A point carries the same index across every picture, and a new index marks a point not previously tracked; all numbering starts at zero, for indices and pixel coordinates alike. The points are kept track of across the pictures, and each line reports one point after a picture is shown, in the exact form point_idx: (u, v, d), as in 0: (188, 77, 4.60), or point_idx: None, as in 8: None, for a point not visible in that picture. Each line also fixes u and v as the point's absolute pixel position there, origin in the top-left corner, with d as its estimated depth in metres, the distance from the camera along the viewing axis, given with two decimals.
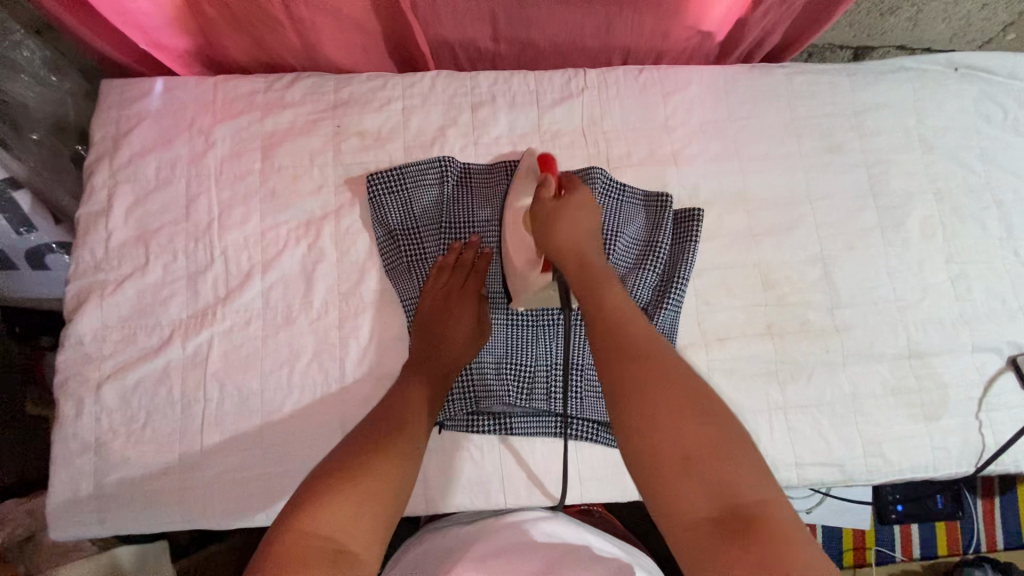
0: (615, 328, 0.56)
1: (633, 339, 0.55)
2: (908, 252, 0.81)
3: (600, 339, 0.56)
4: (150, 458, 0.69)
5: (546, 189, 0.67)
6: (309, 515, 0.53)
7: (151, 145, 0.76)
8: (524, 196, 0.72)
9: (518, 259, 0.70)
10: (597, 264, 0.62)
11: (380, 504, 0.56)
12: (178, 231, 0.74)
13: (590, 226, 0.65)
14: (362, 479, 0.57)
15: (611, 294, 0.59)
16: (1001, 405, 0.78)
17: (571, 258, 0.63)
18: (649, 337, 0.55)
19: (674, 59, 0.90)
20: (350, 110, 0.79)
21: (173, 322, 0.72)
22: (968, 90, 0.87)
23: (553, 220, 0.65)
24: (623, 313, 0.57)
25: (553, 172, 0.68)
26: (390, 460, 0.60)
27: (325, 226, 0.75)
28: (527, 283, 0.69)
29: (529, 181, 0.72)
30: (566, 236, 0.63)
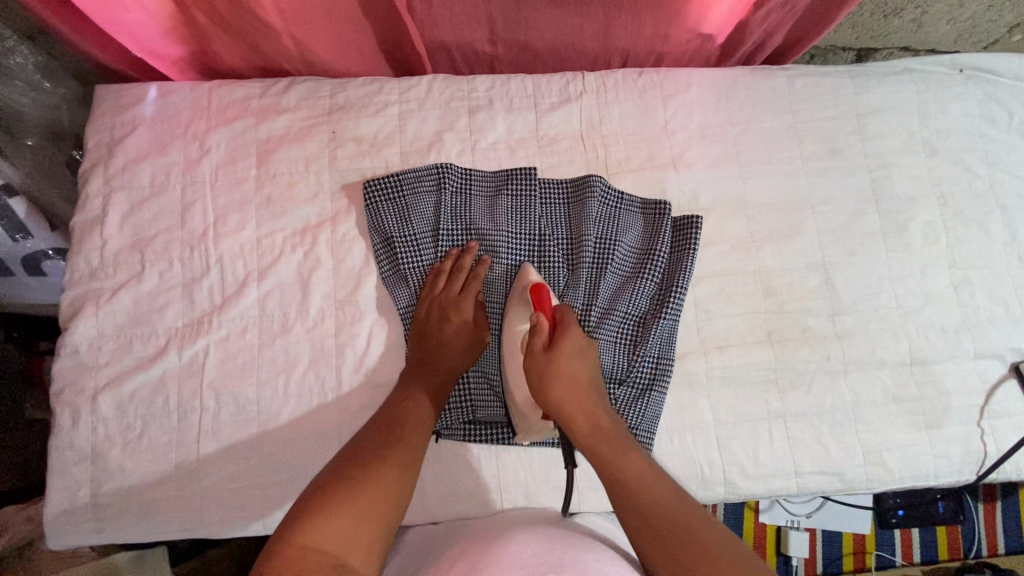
0: (640, 500, 0.59)
1: (657, 508, 0.58)
2: (911, 257, 0.80)
3: (632, 523, 0.58)
4: (146, 468, 0.69)
5: (538, 338, 0.65)
6: (308, 529, 0.53)
7: (146, 151, 0.76)
8: (519, 321, 0.70)
9: (518, 397, 0.68)
10: (607, 428, 0.64)
11: (377, 519, 0.56)
12: (173, 238, 0.74)
13: (588, 371, 0.66)
14: (360, 493, 0.57)
15: (628, 460, 0.62)
16: (1004, 412, 0.77)
17: (584, 424, 0.64)
18: (668, 497, 0.59)
19: (674, 61, 0.89)
20: (346, 115, 0.78)
21: (168, 330, 0.72)
22: (972, 92, 0.85)
23: (550, 377, 0.64)
24: (641, 478, 0.61)
25: (545, 310, 0.66)
26: (388, 474, 0.59)
27: (321, 233, 0.75)
28: (529, 423, 0.68)
29: (522, 306, 0.70)
30: (568, 401, 0.63)
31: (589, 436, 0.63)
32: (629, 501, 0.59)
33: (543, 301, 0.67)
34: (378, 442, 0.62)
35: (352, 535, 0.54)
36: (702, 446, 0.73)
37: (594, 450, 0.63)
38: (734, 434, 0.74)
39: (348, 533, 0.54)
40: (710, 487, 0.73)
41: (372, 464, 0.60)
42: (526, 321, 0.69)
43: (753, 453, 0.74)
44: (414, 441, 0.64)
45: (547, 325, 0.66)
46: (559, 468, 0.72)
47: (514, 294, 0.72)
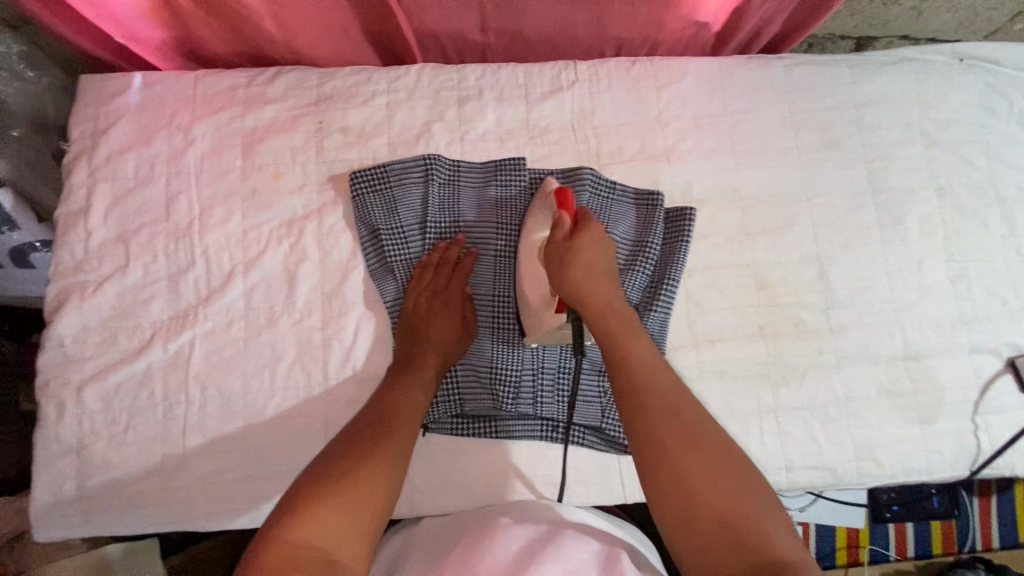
0: (642, 384, 0.57)
1: (659, 397, 0.56)
2: (907, 251, 0.79)
3: (628, 399, 0.56)
4: (132, 461, 0.68)
5: (560, 230, 0.64)
6: (298, 524, 0.52)
7: (130, 142, 0.75)
8: (540, 228, 0.69)
9: (529, 296, 0.68)
10: (621, 314, 0.61)
11: (370, 512, 0.56)
12: (158, 230, 0.73)
13: (608, 264, 0.64)
14: (351, 487, 0.56)
15: (637, 348, 0.59)
16: (999, 407, 0.76)
17: (597, 305, 0.61)
18: (675, 387, 0.57)
19: (668, 50, 0.87)
20: (333, 105, 0.77)
21: (154, 323, 0.71)
22: (973, 82, 0.84)
23: (567, 264, 0.62)
24: (649, 365, 0.58)
25: (569, 210, 0.65)
26: (380, 466, 0.59)
27: (308, 225, 0.74)
28: (538, 318, 0.67)
29: (543, 213, 0.69)
30: (582, 279, 0.61)
31: (600, 316, 0.61)
32: (628, 380, 0.57)
33: (567, 200, 0.66)
34: (369, 434, 0.62)
35: (344, 529, 0.54)
36: None
37: (605, 330, 0.60)
38: (725, 428, 0.73)
39: (339, 528, 0.53)
40: None
41: (364, 456, 0.59)
42: (547, 229, 0.69)
43: (743, 448, 0.73)
44: (406, 432, 0.63)
45: (570, 221, 0.65)
46: (548, 463, 0.72)
47: (529, 231, 0.70)
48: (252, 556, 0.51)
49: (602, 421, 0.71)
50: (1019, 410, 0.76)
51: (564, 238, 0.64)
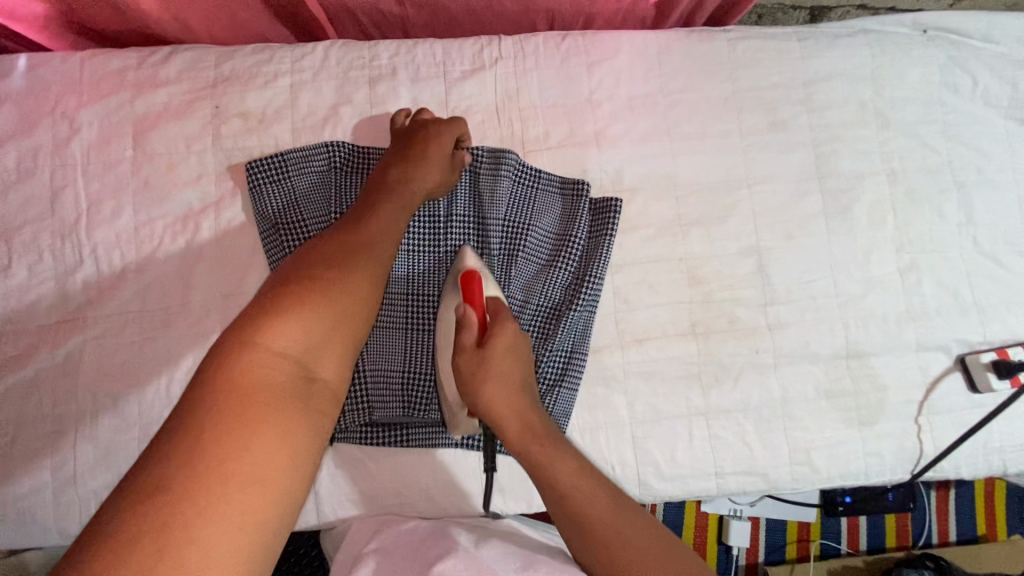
0: (580, 512, 0.57)
1: (599, 516, 0.56)
2: (854, 242, 0.74)
3: (571, 529, 0.57)
4: (20, 475, 0.65)
5: (469, 333, 0.60)
6: (268, 341, 0.49)
7: (11, 131, 0.69)
8: (450, 310, 0.66)
9: (447, 396, 0.65)
10: (543, 430, 0.60)
11: (346, 333, 0.53)
12: (43, 228, 0.68)
13: (521, 368, 0.62)
14: (322, 308, 0.52)
15: (562, 463, 0.58)
16: (944, 408, 0.72)
17: (517, 428, 0.60)
18: (608, 498, 0.58)
19: (606, 22, 0.80)
20: (232, 87, 0.71)
21: (41, 327, 0.67)
22: (934, 55, 0.77)
23: (480, 377, 0.60)
24: (579, 482, 0.58)
25: (476, 307, 0.62)
26: (355, 284, 0.54)
27: (205, 220, 0.69)
28: (455, 419, 0.66)
29: (454, 290, 0.66)
30: (496, 398, 0.60)
31: (522, 438, 0.59)
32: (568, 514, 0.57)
33: (474, 295, 0.62)
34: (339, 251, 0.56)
35: (316, 350, 0.51)
36: (616, 446, 0.69)
37: (526, 451, 0.59)
38: (651, 432, 0.69)
39: (312, 345, 0.50)
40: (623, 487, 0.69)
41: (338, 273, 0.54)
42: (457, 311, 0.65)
43: (671, 453, 0.69)
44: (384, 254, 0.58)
45: (478, 318, 0.61)
46: (462, 471, 0.68)
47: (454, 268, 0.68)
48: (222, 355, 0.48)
49: None
50: (966, 410, 0.72)
51: (472, 342, 0.61)
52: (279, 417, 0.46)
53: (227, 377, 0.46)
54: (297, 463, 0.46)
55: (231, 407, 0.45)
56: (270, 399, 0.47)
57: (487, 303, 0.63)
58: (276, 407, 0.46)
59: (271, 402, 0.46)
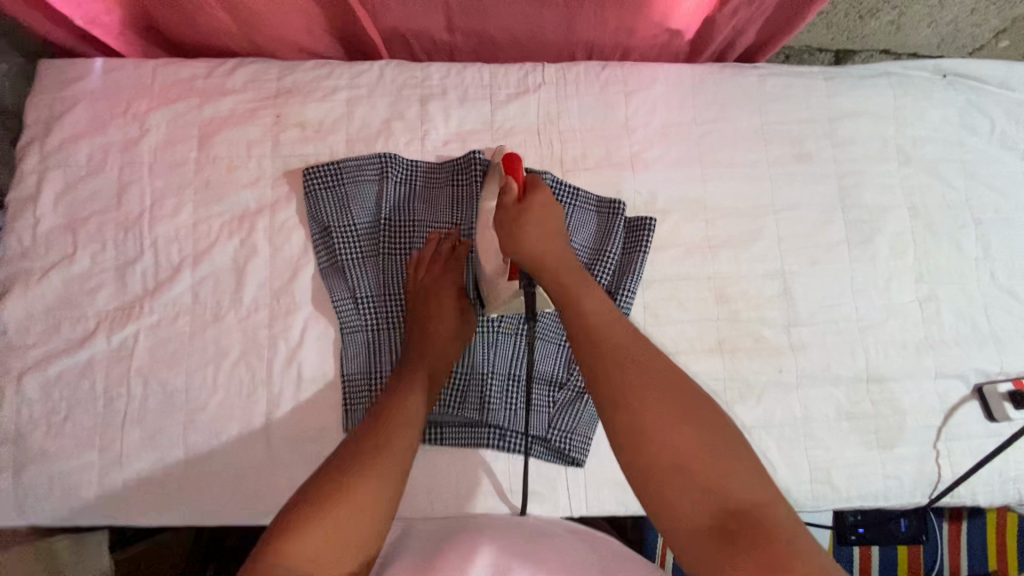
0: (595, 332, 0.55)
1: (618, 345, 0.54)
2: (876, 270, 0.77)
3: (591, 359, 0.55)
4: (68, 455, 0.67)
5: (509, 194, 0.62)
6: (294, 547, 0.49)
7: (84, 130, 0.74)
8: (491, 198, 0.68)
9: (485, 268, 0.68)
10: (575, 269, 0.60)
11: (361, 536, 0.52)
12: (108, 220, 0.72)
13: (558, 226, 0.62)
14: (346, 505, 0.52)
15: (592, 295, 0.58)
16: (962, 434, 0.74)
17: (555, 263, 0.60)
18: (632, 333, 0.56)
19: (641, 56, 0.85)
20: (293, 99, 0.76)
21: (98, 314, 0.70)
22: (953, 98, 0.81)
23: (521, 223, 0.61)
24: (605, 319, 0.56)
25: (518, 176, 0.63)
26: (371, 482, 0.54)
27: (260, 220, 0.73)
28: (495, 295, 0.68)
29: (494, 180, 0.68)
30: (536, 245, 0.60)
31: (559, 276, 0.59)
32: (587, 339, 0.55)
33: (516, 167, 0.63)
34: (365, 445, 0.58)
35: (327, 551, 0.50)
36: None
37: (559, 282, 0.59)
38: None
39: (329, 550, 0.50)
40: None
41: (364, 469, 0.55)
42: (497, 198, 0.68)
43: None
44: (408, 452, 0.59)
45: (518, 188, 0.63)
46: (492, 471, 0.70)
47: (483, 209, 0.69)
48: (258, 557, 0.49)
49: (549, 432, 0.70)
50: (983, 438, 0.74)
51: (515, 202, 0.62)
52: None
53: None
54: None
55: None
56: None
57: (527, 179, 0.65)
58: None
59: None
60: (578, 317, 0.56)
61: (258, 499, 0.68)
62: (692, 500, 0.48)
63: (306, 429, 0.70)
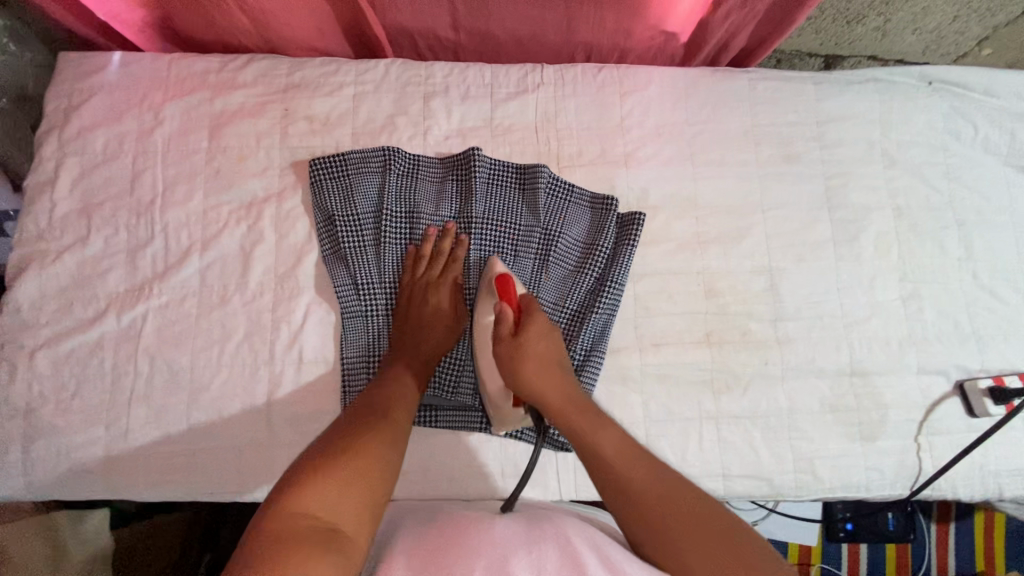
0: (620, 477, 0.58)
1: (639, 480, 0.58)
2: (860, 268, 0.80)
3: (620, 506, 0.57)
4: (77, 430, 0.70)
5: (504, 325, 0.66)
6: (310, 496, 0.52)
7: (101, 119, 0.77)
8: (487, 313, 0.71)
9: (491, 392, 0.69)
10: (581, 402, 0.64)
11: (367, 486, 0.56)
12: (121, 205, 0.75)
13: (556, 353, 0.67)
14: (355, 460, 0.56)
15: (606, 431, 0.62)
16: (943, 429, 0.76)
17: (559, 401, 0.64)
18: (649, 464, 0.59)
19: (637, 58, 0.89)
20: (301, 93, 0.79)
21: (109, 295, 0.73)
22: (938, 104, 0.84)
23: (519, 362, 0.64)
24: (621, 450, 0.60)
25: (510, 300, 0.67)
26: (375, 443, 0.59)
27: (267, 208, 0.76)
28: (502, 417, 0.69)
29: (487, 295, 0.71)
30: (539, 379, 0.64)
31: (570, 411, 0.63)
32: (611, 483, 0.58)
33: (509, 289, 0.68)
34: (363, 415, 0.62)
35: (343, 494, 0.54)
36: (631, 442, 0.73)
37: (569, 423, 0.63)
38: (664, 432, 0.74)
39: (342, 498, 0.53)
40: None
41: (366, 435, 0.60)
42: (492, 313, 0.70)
43: (681, 452, 0.73)
44: (401, 421, 0.63)
45: (513, 314, 0.67)
46: (485, 454, 0.73)
47: (481, 300, 0.72)
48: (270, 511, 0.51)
49: None
50: (963, 432, 0.76)
51: (509, 334, 0.66)
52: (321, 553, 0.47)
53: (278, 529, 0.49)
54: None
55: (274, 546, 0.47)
56: (307, 537, 0.49)
57: (521, 298, 0.69)
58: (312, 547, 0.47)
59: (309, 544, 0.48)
60: (594, 453, 0.60)
61: (258, 476, 0.71)
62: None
63: (306, 410, 0.72)
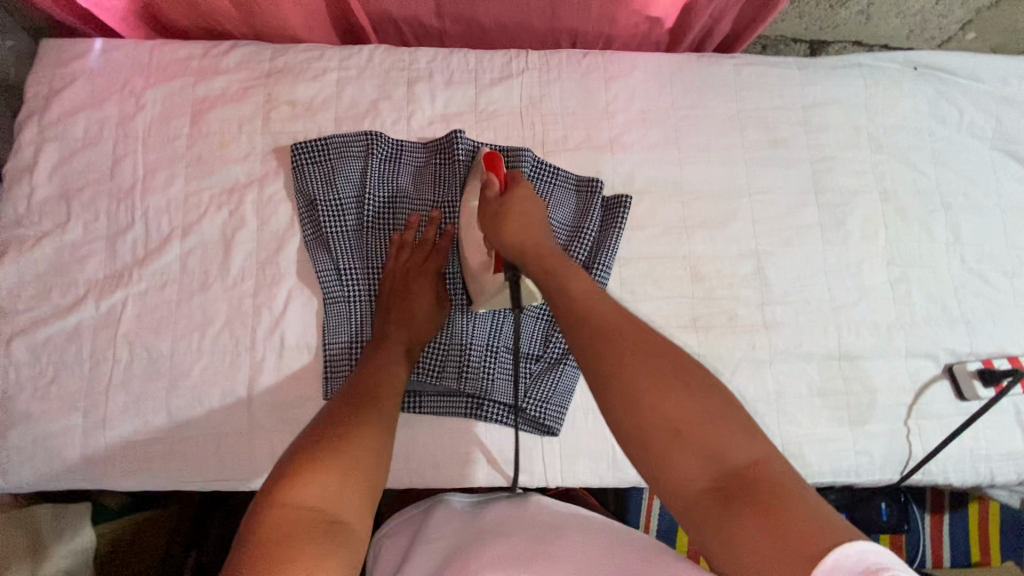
0: (588, 314, 0.53)
1: (609, 321, 0.53)
2: (847, 252, 0.79)
3: (582, 340, 0.52)
4: (54, 417, 0.69)
5: (491, 189, 0.66)
6: (298, 492, 0.50)
7: (82, 105, 0.76)
8: (473, 198, 0.72)
9: (472, 265, 0.69)
10: (556, 254, 0.61)
11: (358, 478, 0.54)
12: (102, 191, 0.74)
13: (539, 218, 0.65)
14: (343, 453, 0.54)
15: (580, 279, 0.57)
16: (932, 412, 0.75)
17: (532, 247, 0.61)
18: (620, 313, 0.54)
19: (623, 45, 0.89)
20: (284, 79, 0.79)
21: (89, 281, 0.72)
22: (923, 89, 0.84)
23: (502, 214, 0.64)
24: (592, 297, 0.55)
25: (497, 172, 0.68)
26: (364, 430, 0.57)
27: (249, 193, 0.75)
28: (482, 288, 0.67)
29: (476, 180, 0.72)
30: (517, 231, 0.62)
31: (539, 259, 0.60)
32: (576, 317, 0.54)
33: (496, 165, 0.68)
34: (350, 406, 0.60)
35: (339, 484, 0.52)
36: None
37: (540, 267, 0.59)
38: None
39: (334, 492, 0.51)
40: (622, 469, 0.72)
41: (351, 424, 0.57)
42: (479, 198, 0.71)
43: None
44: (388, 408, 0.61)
45: (499, 183, 0.67)
46: (470, 439, 0.72)
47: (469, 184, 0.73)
48: (258, 513, 0.49)
49: (525, 402, 0.71)
50: (953, 416, 0.76)
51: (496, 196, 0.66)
52: (319, 556, 0.46)
53: (265, 528, 0.47)
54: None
55: (269, 552, 0.45)
56: (304, 526, 0.48)
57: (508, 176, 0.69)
58: (306, 549, 0.46)
59: (303, 546, 0.46)
60: (563, 296, 0.55)
61: (240, 463, 0.70)
62: (684, 461, 0.46)
63: (288, 396, 0.71)
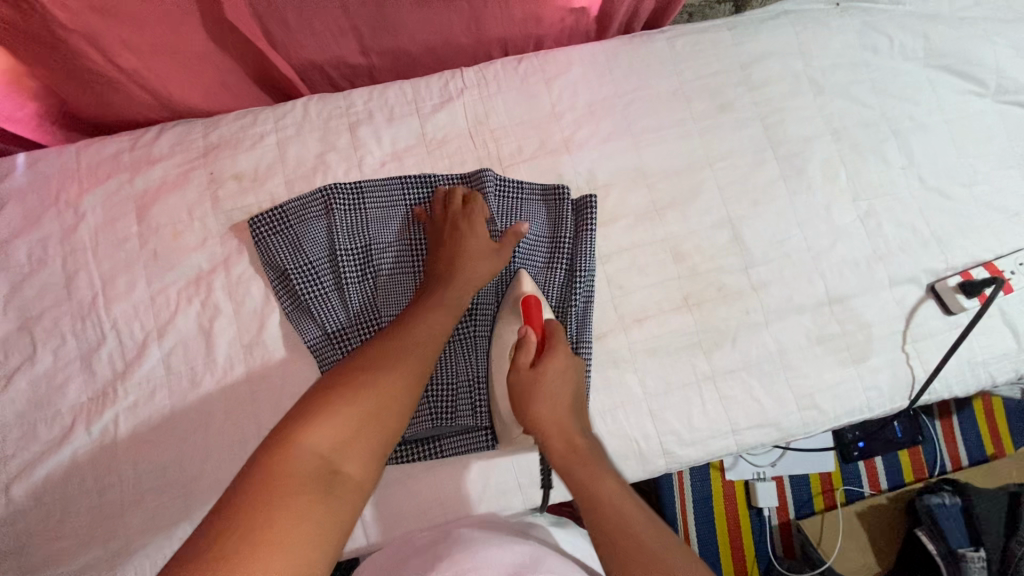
0: (611, 516, 0.55)
1: (632, 530, 0.54)
2: (814, 198, 0.81)
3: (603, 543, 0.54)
4: (73, 555, 0.66)
5: (526, 354, 0.66)
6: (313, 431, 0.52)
7: (18, 228, 0.73)
8: (510, 330, 0.71)
9: (500, 412, 0.71)
10: (590, 447, 0.62)
11: (378, 427, 0.55)
12: (62, 312, 0.71)
13: (573, 392, 0.66)
14: (364, 398, 0.55)
15: (606, 482, 0.58)
16: (925, 333, 0.78)
17: (562, 444, 0.62)
18: (647, 521, 0.55)
19: (554, 42, 0.88)
20: (222, 153, 0.76)
21: (73, 408, 0.69)
22: (850, 24, 0.86)
23: (531, 396, 0.64)
24: (619, 504, 0.56)
25: (535, 328, 0.68)
26: (391, 379, 0.57)
27: (216, 279, 0.73)
28: (510, 435, 0.71)
29: (514, 315, 0.71)
30: (545, 412, 0.63)
31: (570, 450, 0.61)
32: (599, 521, 0.55)
33: (532, 317, 0.68)
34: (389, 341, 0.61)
35: (351, 440, 0.53)
36: (637, 422, 0.74)
37: (570, 468, 0.60)
38: (666, 404, 0.74)
39: (346, 437, 0.53)
40: (649, 460, 0.74)
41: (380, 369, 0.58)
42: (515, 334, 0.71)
43: (687, 420, 0.74)
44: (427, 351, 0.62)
45: (535, 340, 0.67)
46: (498, 470, 0.72)
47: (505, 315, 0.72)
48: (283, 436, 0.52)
49: None
50: (946, 332, 0.78)
51: (528, 364, 0.66)
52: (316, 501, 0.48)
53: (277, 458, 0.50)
54: (311, 557, 0.46)
55: (270, 484, 0.48)
56: (302, 484, 0.49)
57: (544, 325, 0.69)
58: (306, 491, 0.48)
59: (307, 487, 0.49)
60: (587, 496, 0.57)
61: None
62: None
63: None
